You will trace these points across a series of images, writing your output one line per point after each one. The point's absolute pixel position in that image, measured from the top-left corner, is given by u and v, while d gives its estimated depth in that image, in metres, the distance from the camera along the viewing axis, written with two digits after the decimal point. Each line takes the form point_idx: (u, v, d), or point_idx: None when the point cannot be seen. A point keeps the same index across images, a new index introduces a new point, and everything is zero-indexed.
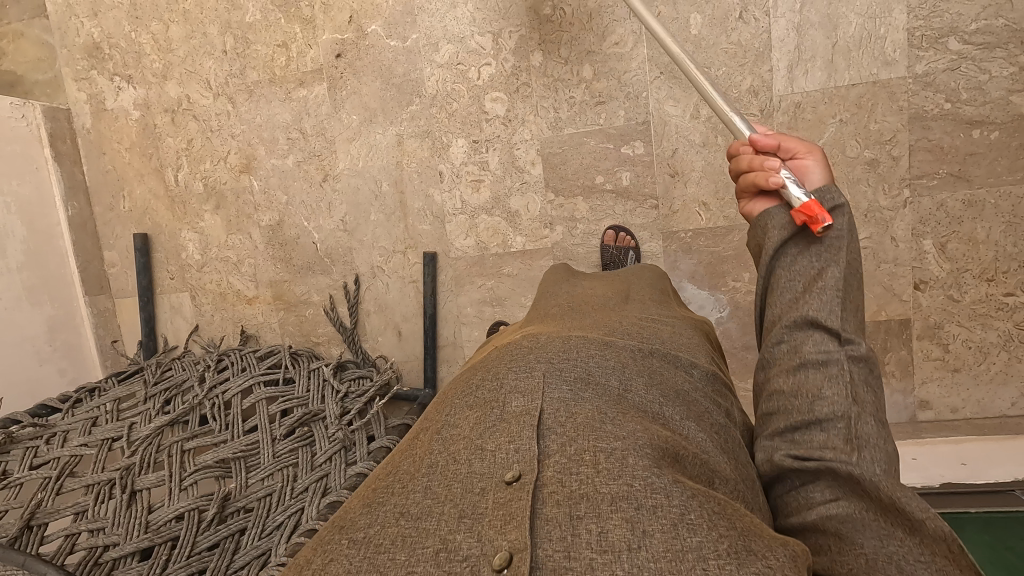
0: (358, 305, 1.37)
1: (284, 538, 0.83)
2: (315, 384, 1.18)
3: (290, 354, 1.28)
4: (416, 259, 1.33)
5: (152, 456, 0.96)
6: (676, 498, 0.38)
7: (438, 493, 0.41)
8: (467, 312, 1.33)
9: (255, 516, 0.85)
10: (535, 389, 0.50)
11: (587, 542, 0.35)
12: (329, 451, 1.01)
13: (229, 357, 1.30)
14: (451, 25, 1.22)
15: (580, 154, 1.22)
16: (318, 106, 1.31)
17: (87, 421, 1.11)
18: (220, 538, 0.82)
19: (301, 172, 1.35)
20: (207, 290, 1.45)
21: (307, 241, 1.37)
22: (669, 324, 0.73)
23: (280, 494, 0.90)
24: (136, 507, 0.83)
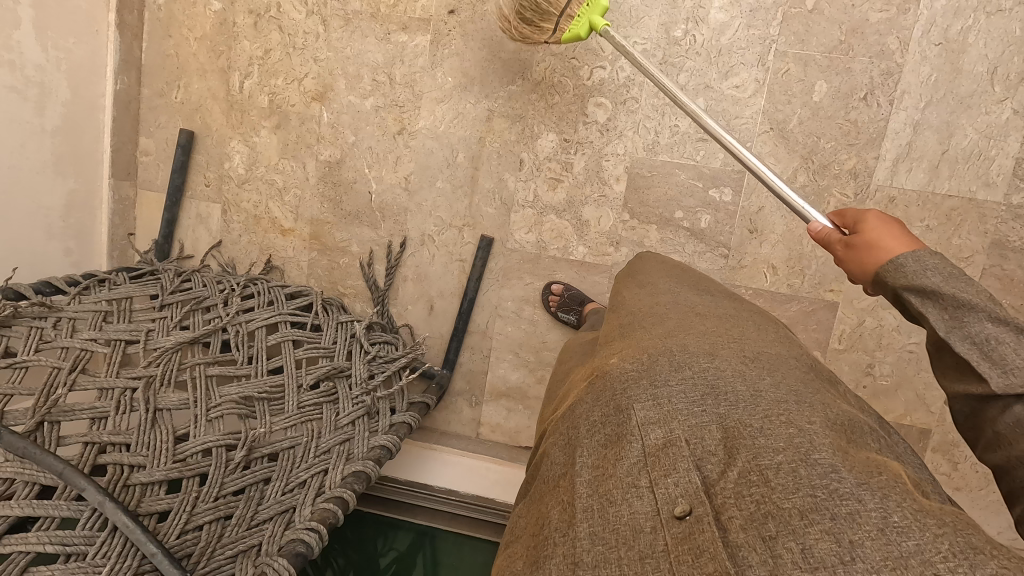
0: (397, 268, 1.31)
1: (309, 498, 0.78)
2: (343, 337, 1.13)
3: (321, 300, 1.21)
4: (471, 239, 1.28)
5: (174, 373, 0.89)
6: (872, 502, 0.37)
7: (608, 540, 0.42)
8: (507, 305, 1.29)
9: (279, 468, 0.80)
10: (667, 413, 0.47)
11: (793, 562, 0.35)
12: (354, 415, 0.96)
13: (254, 285, 1.22)
14: None
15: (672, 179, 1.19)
16: (415, 57, 1.25)
17: (98, 315, 1.02)
18: (245, 485, 0.76)
19: (377, 118, 1.28)
20: (240, 208, 1.36)
21: (363, 188, 1.31)
22: (757, 306, 0.69)
23: (305, 448, 0.85)
24: (161, 425, 0.77)
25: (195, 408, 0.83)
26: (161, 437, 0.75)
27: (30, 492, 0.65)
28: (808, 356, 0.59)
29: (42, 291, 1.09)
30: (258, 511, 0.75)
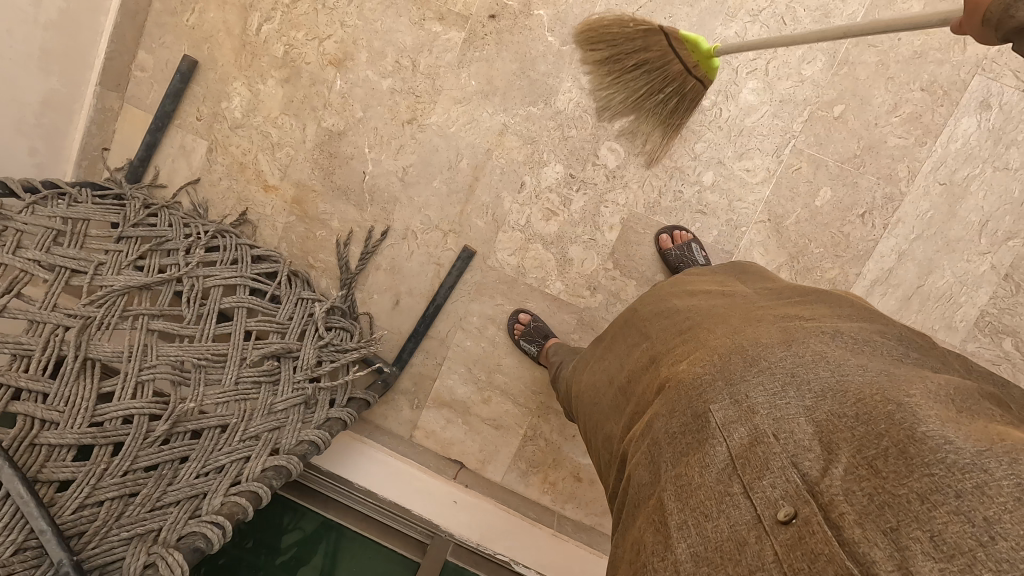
0: (372, 255, 1.28)
1: (222, 486, 0.78)
2: (300, 314, 1.10)
3: (288, 271, 1.17)
4: (453, 246, 1.27)
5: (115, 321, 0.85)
6: (1002, 469, 0.36)
7: (707, 560, 0.43)
8: (472, 320, 1.28)
9: (199, 449, 0.79)
10: (747, 410, 0.49)
11: (923, 552, 0.35)
12: (290, 401, 0.93)
13: (223, 238, 1.16)
14: None
15: (664, 238, 1.18)
16: (443, 50, 1.21)
17: (49, 235, 0.97)
18: (159, 461, 0.75)
19: (390, 100, 1.24)
20: (228, 152, 1.31)
21: (358, 166, 1.27)
22: (828, 301, 0.67)
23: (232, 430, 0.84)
24: (88, 380, 0.74)
25: (128, 363, 0.80)
26: (83, 394, 0.73)
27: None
28: (895, 338, 0.58)
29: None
30: (166, 492, 0.74)
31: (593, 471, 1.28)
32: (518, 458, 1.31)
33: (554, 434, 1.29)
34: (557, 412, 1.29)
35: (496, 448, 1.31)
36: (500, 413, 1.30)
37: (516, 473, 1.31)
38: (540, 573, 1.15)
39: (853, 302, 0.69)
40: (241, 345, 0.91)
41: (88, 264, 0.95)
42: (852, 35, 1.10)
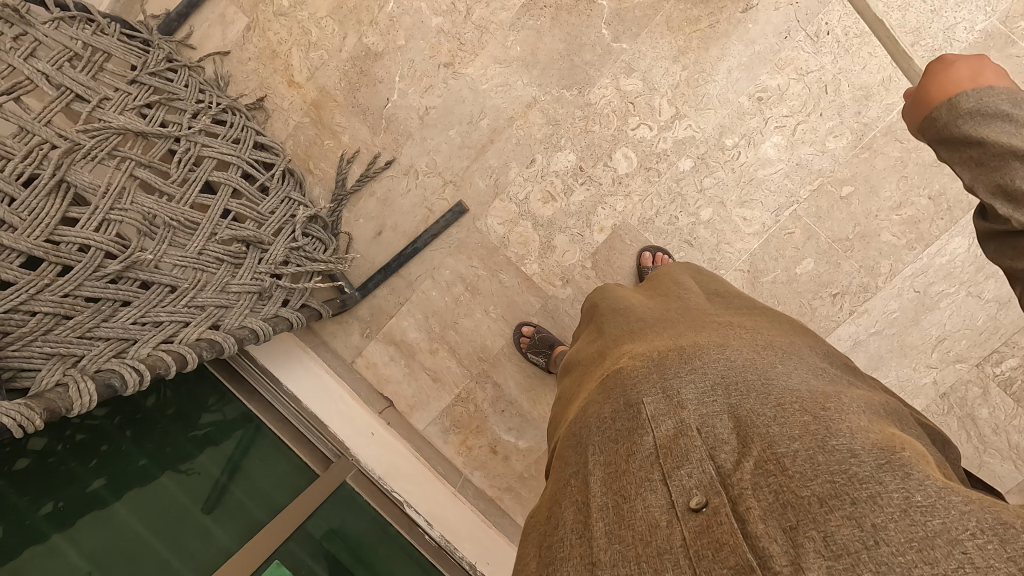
0: (370, 180, 1.30)
1: (153, 339, 0.81)
2: (282, 212, 1.12)
3: (284, 168, 1.19)
4: (448, 197, 1.28)
5: (101, 153, 0.85)
6: (894, 484, 0.39)
7: (621, 537, 0.45)
8: (443, 272, 1.30)
9: (143, 299, 0.81)
10: (675, 403, 0.51)
11: (816, 549, 0.38)
12: (245, 287, 0.96)
13: (232, 115, 1.17)
14: (656, 70, 1.17)
15: (646, 255, 1.20)
16: (500, 8, 1.21)
17: (64, 52, 0.96)
18: (102, 297, 0.77)
19: (434, 38, 1.24)
20: (265, 36, 1.31)
21: (384, 91, 1.28)
22: (768, 316, 0.71)
23: (179, 294, 0.86)
24: (57, 200, 0.75)
25: (100, 198, 0.81)
26: (49, 210, 0.74)
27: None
28: (819, 359, 0.62)
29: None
30: (98, 327, 0.76)
31: (509, 449, 1.32)
32: (444, 413, 1.34)
33: (485, 403, 1.33)
34: (494, 384, 1.33)
35: (427, 398, 1.35)
36: (441, 368, 1.34)
37: (438, 427, 1.35)
38: (429, 523, 1.20)
39: (787, 317, 0.72)
40: (215, 218, 0.93)
41: (92, 95, 0.95)
42: (883, 124, 1.11)
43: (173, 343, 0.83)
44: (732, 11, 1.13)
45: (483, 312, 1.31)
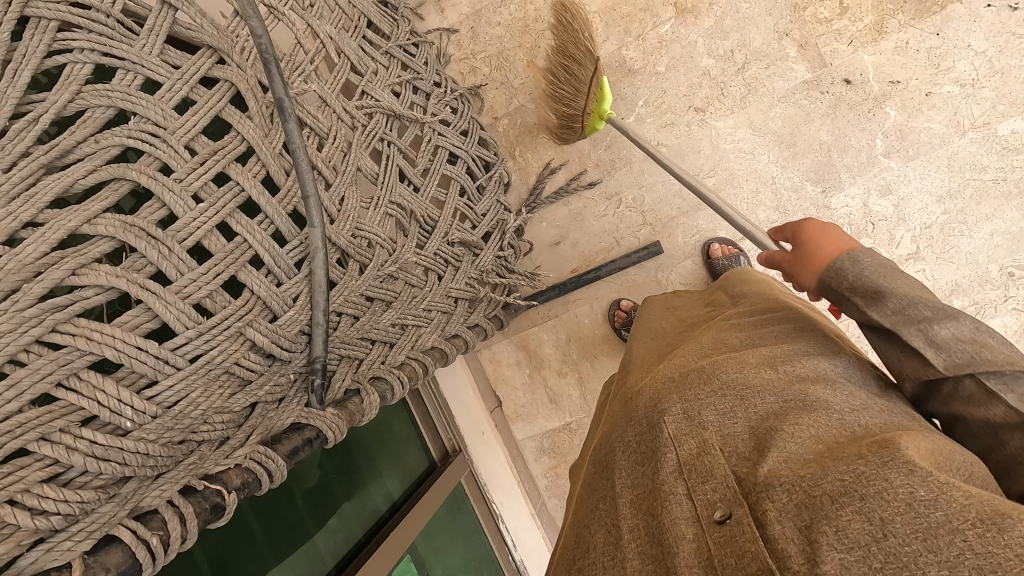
0: (570, 190, 1.25)
1: (405, 342, 0.77)
2: (493, 214, 1.09)
3: (498, 169, 1.15)
4: (641, 237, 1.23)
5: (374, 136, 0.84)
6: (904, 476, 0.35)
7: (645, 557, 0.41)
8: (603, 306, 1.27)
9: (400, 301, 0.77)
10: (696, 424, 0.46)
11: (831, 546, 0.33)
12: (461, 291, 0.94)
13: (460, 104, 1.13)
14: (914, 202, 1.10)
15: (714, 247, 1.18)
16: (780, 75, 1.13)
17: (341, 17, 0.93)
18: (377, 295, 0.71)
19: (697, 79, 1.17)
20: (524, 8, 1.25)
21: (621, 110, 1.21)
22: (797, 315, 0.61)
23: (420, 297, 0.83)
24: (357, 189, 0.72)
25: (379, 188, 0.79)
26: (351, 199, 0.69)
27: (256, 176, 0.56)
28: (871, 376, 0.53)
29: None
30: (372, 328, 0.70)
31: None
32: (547, 434, 1.34)
33: None
34: None
35: (536, 413, 1.34)
36: (563, 392, 1.32)
37: (535, 444, 1.35)
38: (513, 544, 1.24)
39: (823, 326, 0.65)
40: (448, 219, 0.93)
41: (364, 68, 0.92)
42: None
43: (416, 351, 0.78)
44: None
45: (625, 359, 1.27)
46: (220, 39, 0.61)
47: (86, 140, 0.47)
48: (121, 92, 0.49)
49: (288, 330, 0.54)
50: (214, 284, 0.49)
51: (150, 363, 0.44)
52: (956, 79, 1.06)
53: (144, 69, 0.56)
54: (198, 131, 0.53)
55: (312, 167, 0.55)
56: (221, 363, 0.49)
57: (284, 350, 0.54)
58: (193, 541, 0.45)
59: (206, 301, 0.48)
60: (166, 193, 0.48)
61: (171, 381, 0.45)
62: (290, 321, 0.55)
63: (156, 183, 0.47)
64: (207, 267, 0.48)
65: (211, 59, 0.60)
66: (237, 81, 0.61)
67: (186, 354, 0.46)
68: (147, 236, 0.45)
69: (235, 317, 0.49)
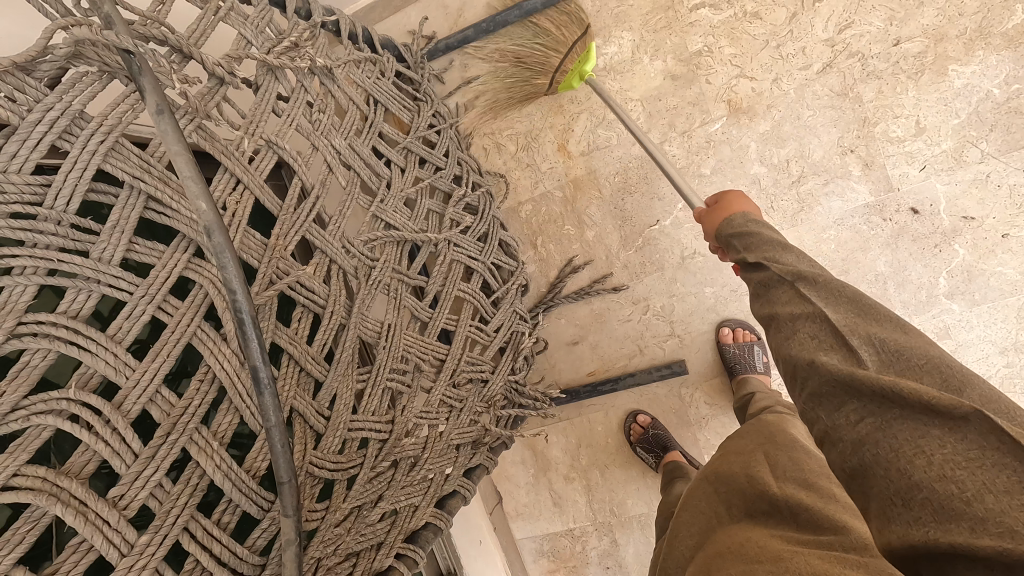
0: (593, 289, 1.15)
1: (397, 531, 0.68)
2: (508, 328, 1.00)
3: (516, 274, 1.05)
4: (666, 348, 1.13)
5: (379, 277, 0.75)
6: None
7: None
8: (619, 415, 1.18)
9: (393, 485, 0.69)
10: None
11: None
12: (465, 436, 0.86)
13: (479, 201, 1.03)
14: (975, 349, 0.99)
15: (725, 330, 1.08)
16: (838, 193, 1.01)
17: (355, 120, 0.82)
18: (364, 499, 0.63)
19: (745, 186, 1.05)
20: (559, 87, 1.13)
21: (658, 210, 1.10)
22: (867, 561, 0.48)
23: (418, 463, 0.75)
24: (354, 372, 0.63)
25: (381, 348, 0.70)
26: (346, 395, 0.60)
27: (228, 427, 0.47)
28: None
29: (297, 11, 0.84)
30: (358, 543, 0.61)
31: None
32: (547, 537, 1.26)
33: (592, 551, 1.22)
34: (612, 541, 1.21)
35: (537, 514, 1.26)
36: (568, 497, 1.24)
37: (534, 545, 1.27)
38: None
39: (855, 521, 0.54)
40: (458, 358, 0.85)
41: (375, 184, 0.82)
42: None
43: (408, 536, 0.70)
44: None
45: (637, 473, 1.18)
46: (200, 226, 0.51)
47: (13, 417, 0.38)
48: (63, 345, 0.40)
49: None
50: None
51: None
52: None
53: (99, 284, 0.45)
54: (159, 379, 0.44)
55: (289, 444, 0.44)
56: None
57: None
58: None
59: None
60: (97, 535, 0.37)
61: None
62: None
63: (82, 526, 0.37)
64: None
65: (188, 252, 0.50)
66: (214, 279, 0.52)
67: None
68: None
69: None
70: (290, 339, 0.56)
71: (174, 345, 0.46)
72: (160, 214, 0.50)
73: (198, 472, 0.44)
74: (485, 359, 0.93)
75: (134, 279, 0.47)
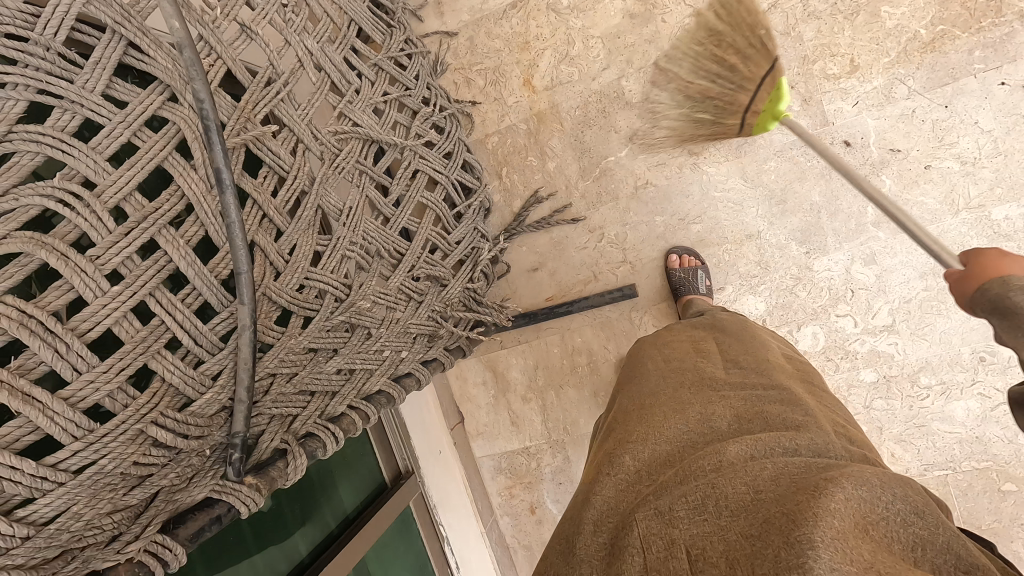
0: (553, 218, 1.23)
1: (351, 387, 0.76)
2: (468, 243, 1.07)
3: (481, 195, 1.13)
4: (620, 274, 1.21)
5: (343, 166, 0.81)
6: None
7: None
8: (575, 338, 1.26)
9: (350, 347, 0.76)
10: (668, 523, 0.49)
11: None
12: (421, 327, 0.93)
13: (447, 125, 1.10)
14: (897, 274, 1.07)
15: (673, 258, 1.15)
16: (779, 127, 1.09)
17: (329, 29, 0.89)
18: (322, 345, 0.70)
19: (696, 120, 1.13)
20: (527, 25, 1.20)
21: (615, 143, 1.18)
22: (788, 401, 0.64)
23: (375, 337, 0.82)
24: (313, 233, 0.70)
25: (341, 224, 0.77)
26: (304, 246, 0.67)
27: (193, 235, 0.54)
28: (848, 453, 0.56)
29: None
30: (313, 380, 0.69)
31: (547, 515, 1.32)
32: (505, 455, 1.34)
33: (547, 468, 1.31)
34: (565, 458, 1.29)
35: (497, 434, 1.34)
36: (526, 417, 1.32)
37: (493, 463, 1.35)
38: (457, 565, 1.23)
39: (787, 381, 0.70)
40: (417, 253, 0.92)
41: (345, 87, 0.88)
42: None
43: (361, 396, 0.78)
44: None
45: (589, 393, 1.26)
46: (174, 75, 0.58)
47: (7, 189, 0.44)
48: (53, 139, 0.47)
49: (201, 415, 0.50)
50: (117, 379, 0.42)
51: (25, 483, 0.38)
52: (957, 156, 1.02)
53: (82, 108, 0.51)
54: (133, 185, 0.51)
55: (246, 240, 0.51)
56: (112, 470, 0.42)
57: (196, 427, 0.49)
58: None
59: (104, 400, 0.42)
60: (77, 275, 0.43)
61: (49, 501, 0.39)
62: (207, 403, 0.50)
63: (63, 265, 0.42)
64: (108, 363, 0.42)
65: (163, 96, 0.57)
66: (188, 120, 0.58)
67: (70, 465, 0.40)
68: (42, 328, 0.39)
69: (134, 418, 0.44)
70: (254, 187, 0.63)
71: (147, 163, 0.52)
72: (138, 60, 0.56)
73: (165, 259, 0.50)
74: (445, 264, 1.01)
75: (113, 109, 0.53)
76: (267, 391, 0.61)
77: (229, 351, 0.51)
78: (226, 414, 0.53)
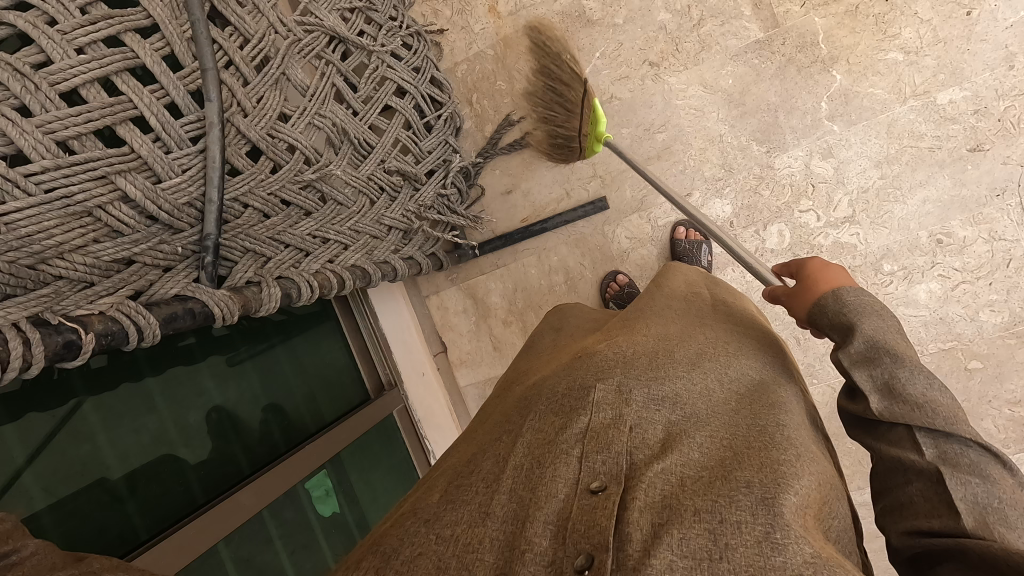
0: (524, 139, 1.26)
1: (324, 253, 0.82)
2: (439, 153, 1.10)
3: (452, 109, 1.15)
4: (590, 189, 1.25)
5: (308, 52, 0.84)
6: (765, 516, 0.39)
7: (520, 496, 0.46)
8: (551, 257, 1.28)
9: (322, 214, 0.82)
10: (622, 399, 0.52)
11: (670, 544, 0.38)
12: (395, 222, 0.97)
13: (417, 41, 1.13)
14: (853, 165, 1.12)
15: (680, 229, 1.20)
16: (733, 33, 1.14)
17: None
18: (294, 201, 0.78)
19: (655, 33, 1.18)
20: None
21: (579, 61, 1.22)
22: (759, 340, 0.67)
23: (347, 215, 0.87)
24: (279, 94, 0.75)
25: (308, 100, 0.80)
26: (272, 102, 0.73)
27: (161, 46, 0.62)
28: (793, 391, 0.59)
29: None
30: (284, 231, 0.76)
31: None
32: (489, 381, 1.35)
33: None
34: None
35: (480, 360, 1.36)
36: (507, 341, 1.33)
37: (477, 391, 1.36)
38: None
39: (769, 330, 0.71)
40: (388, 146, 0.94)
41: None
42: None
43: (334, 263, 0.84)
44: (959, 144, 1.07)
45: None
46: None
47: None
48: None
49: (172, 198, 0.62)
50: (83, 128, 0.54)
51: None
52: (901, 47, 1.07)
53: None
54: None
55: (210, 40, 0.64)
56: (82, 204, 0.55)
57: (167, 203, 0.61)
58: (38, 364, 0.49)
59: (71, 142, 0.54)
60: (44, 38, 0.52)
61: (21, 205, 0.51)
62: (179, 189, 0.62)
63: (32, 28, 0.51)
64: (77, 111, 0.54)
65: None
66: None
67: (41, 183, 0.52)
68: (14, 70, 0.50)
69: (104, 165, 0.56)
70: (223, 38, 0.68)
71: None
72: None
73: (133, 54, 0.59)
74: (417, 167, 1.03)
75: None
76: (237, 221, 0.69)
77: (195, 149, 0.63)
78: (196, 213, 0.65)
